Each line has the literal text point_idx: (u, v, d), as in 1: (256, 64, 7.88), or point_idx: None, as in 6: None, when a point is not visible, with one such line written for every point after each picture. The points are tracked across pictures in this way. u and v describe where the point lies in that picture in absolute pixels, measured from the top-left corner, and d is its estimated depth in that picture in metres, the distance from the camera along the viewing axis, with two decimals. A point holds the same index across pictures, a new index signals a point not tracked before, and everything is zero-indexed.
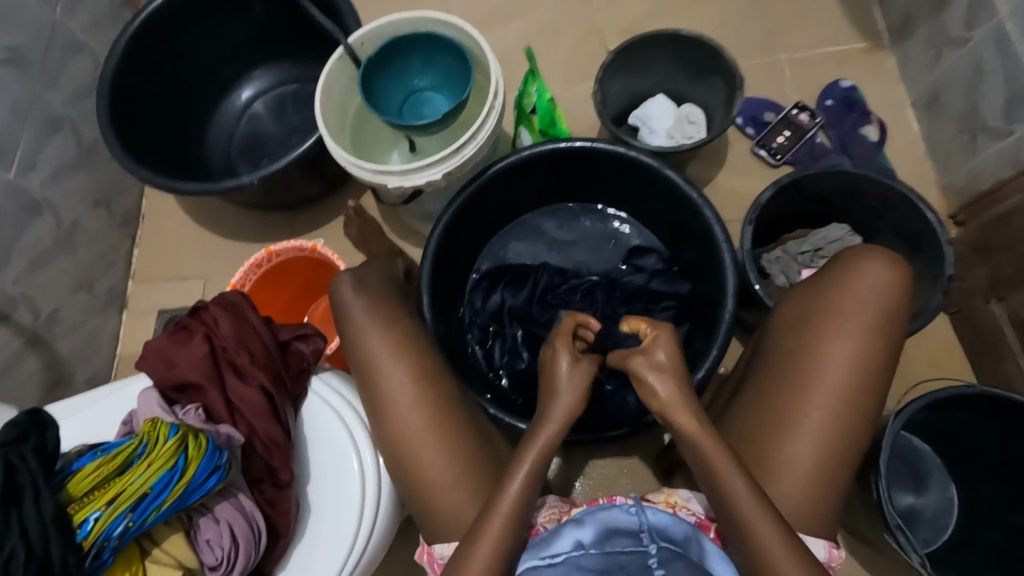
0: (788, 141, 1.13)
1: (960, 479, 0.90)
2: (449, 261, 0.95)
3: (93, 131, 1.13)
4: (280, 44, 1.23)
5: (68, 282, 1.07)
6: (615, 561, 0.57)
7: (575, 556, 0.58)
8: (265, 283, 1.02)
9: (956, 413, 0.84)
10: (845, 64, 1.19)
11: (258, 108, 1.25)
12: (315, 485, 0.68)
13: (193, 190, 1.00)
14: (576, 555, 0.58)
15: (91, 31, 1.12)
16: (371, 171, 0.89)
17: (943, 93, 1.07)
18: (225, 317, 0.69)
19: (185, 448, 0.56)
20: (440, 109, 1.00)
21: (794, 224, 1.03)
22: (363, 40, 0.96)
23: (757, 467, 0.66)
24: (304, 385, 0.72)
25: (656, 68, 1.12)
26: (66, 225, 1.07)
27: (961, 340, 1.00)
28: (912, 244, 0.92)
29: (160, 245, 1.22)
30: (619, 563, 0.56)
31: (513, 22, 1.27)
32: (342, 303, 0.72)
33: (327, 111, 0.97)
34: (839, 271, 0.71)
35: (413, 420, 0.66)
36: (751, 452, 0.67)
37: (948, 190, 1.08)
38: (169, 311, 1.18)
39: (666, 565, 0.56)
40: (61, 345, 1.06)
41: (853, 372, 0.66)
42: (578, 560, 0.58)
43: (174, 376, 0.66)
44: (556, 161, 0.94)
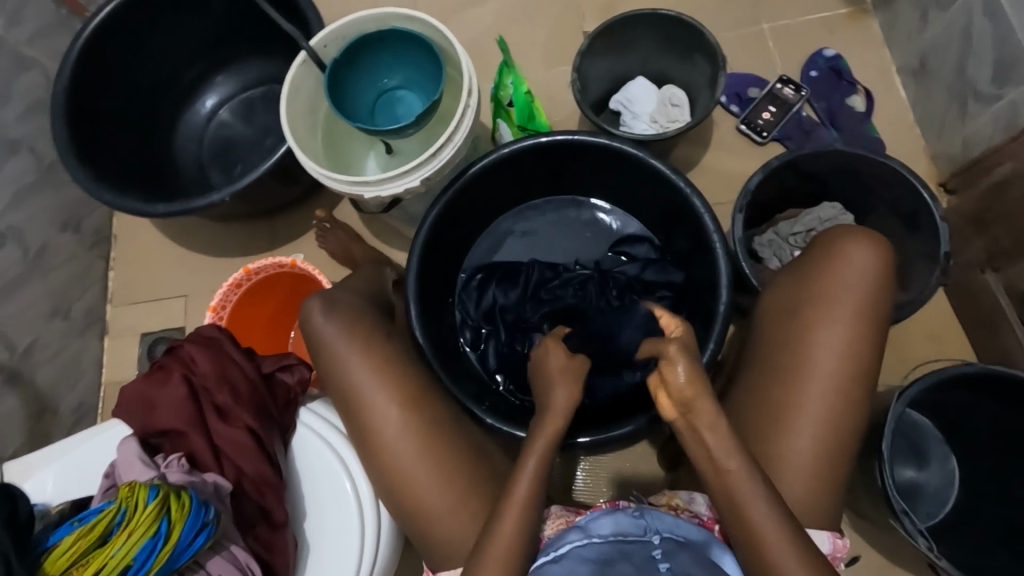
0: (775, 117, 1.10)
1: (959, 453, 0.91)
2: (433, 266, 0.91)
3: (51, 150, 1.07)
4: (242, 46, 1.17)
5: (41, 311, 1.03)
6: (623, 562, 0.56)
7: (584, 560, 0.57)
8: (247, 301, 0.98)
9: (956, 390, 0.84)
10: (829, 32, 1.16)
11: (225, 115, 1.19)
12: (311, 520, 0.68)
13: (162, 210, 0.95)
14: (585, 558, 0.57)
15: (39, 43, 1.06)
16: (347, 182, 0.86)
17: (930, 58, 1.04)
18: (202, 354, 0.69)
19: (167, 511, 0.55)
20: (415, 108, 0.96)
21: (785, 204, 1.01)
22: (327, 42, 0.92)
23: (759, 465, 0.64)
24: (292, 417, 0.71)
25: (636, 49, 1.08)
26: (33, 252, 1.03)
27: (956, 311, 1.00)
28: (905, 219, 0.90)
29: (135, 264, 1.18)
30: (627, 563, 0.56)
31: (485, 6, 1.22)
32: (315, 330, 0.70)
33: (296, 119, 0.92)
34: (821, 256, 0.68)
35: (406, 445, 0.64)
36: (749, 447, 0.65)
37: (938, 158, 1.07)
38: (151, 333, 1.14)
39: (671, 558, 0.56)
40: (40, 377, 1.02)
41: (846, 358, 0.64)
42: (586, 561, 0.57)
43: (155, 422, 0.66)
44: (538, 156, 0.91)
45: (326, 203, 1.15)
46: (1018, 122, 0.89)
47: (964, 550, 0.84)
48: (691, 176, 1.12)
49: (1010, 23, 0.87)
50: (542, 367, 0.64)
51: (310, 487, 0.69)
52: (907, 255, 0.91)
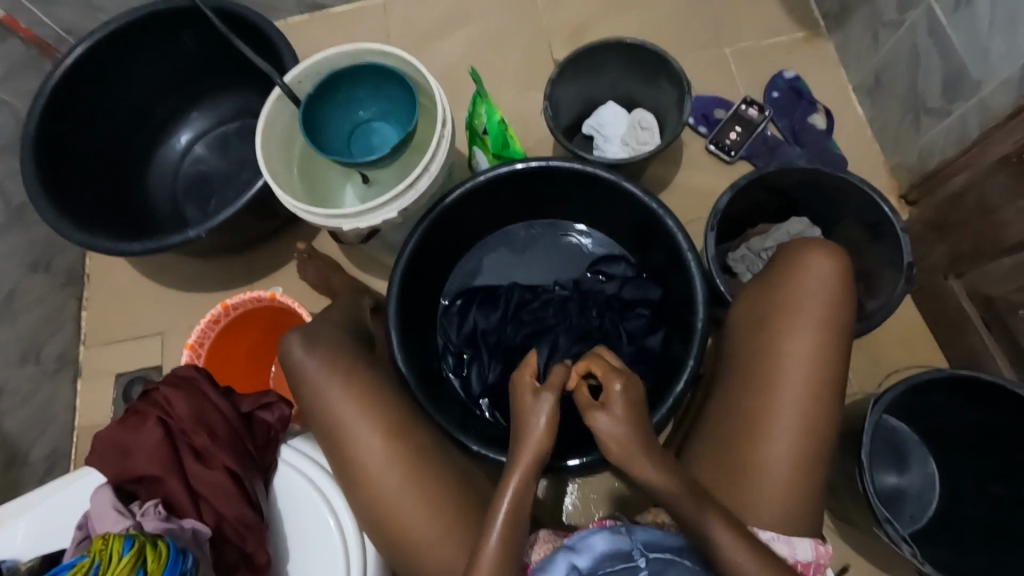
0: (741, 136, 1.14)
1: (938, 455, 0.93)
2: (414, 294, 0.92)
3: (20, 191, 1.06)
4: (217, 82, 1.17)
5: (10, 356, 1.01)
6: None
7: None
8: (225, 336, 0.97)
9: (930, 394, 0.86)
10: (788, 54, 1.21)
11: (200, 150, 1.19)
12: (295, 560, 0.66)
13: (136, 249, 0.94)
14: None
15: (8, 85, 1.05)
16: (324, 215, 0.86)
17: (883, 76, 1.10)
18: (179, 397, 0.68)
19: (143, 563, 0.53)
20: (390, 139, 0.97)
21: (755, 219, 1.04)
22: (301, 77, 0.93)
23: (738, 475, 0.64)
24: (273, 455, 0.70)
25: (605, 76, 1.11)
26: (2, 295, 1.01)
27: (925, 317, 1.03)
28: (869, 230, 0.93)
29: (110, 303, 1.16)
30: None
31: (457, 38, 1.25)
32: (297, 364, 0.69)
33: (272, 154, 0.93)
34: (784, 267, 0.70)
35: (390, 478, 0.63)
36: (728, 459, 0.65)
37: (898, 170, 1.11)
38: (126, 372, 1.11)
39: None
40: (9, 424, 0.99)
41: (814, 365, 0.65)
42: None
43: (129, 469, 0.64)
44: (514, 182, 0.92)
45: (305, 234, 1.15)
46: (968, 135, 0.93)
47: (947, 553, 0.85)
48: (664, 195, 1.14)
49: (952, 43, 0.92)
50: (513, 391, 0.64)
51: (292, 523, 0.67)
52: (873, 264, 0.94)
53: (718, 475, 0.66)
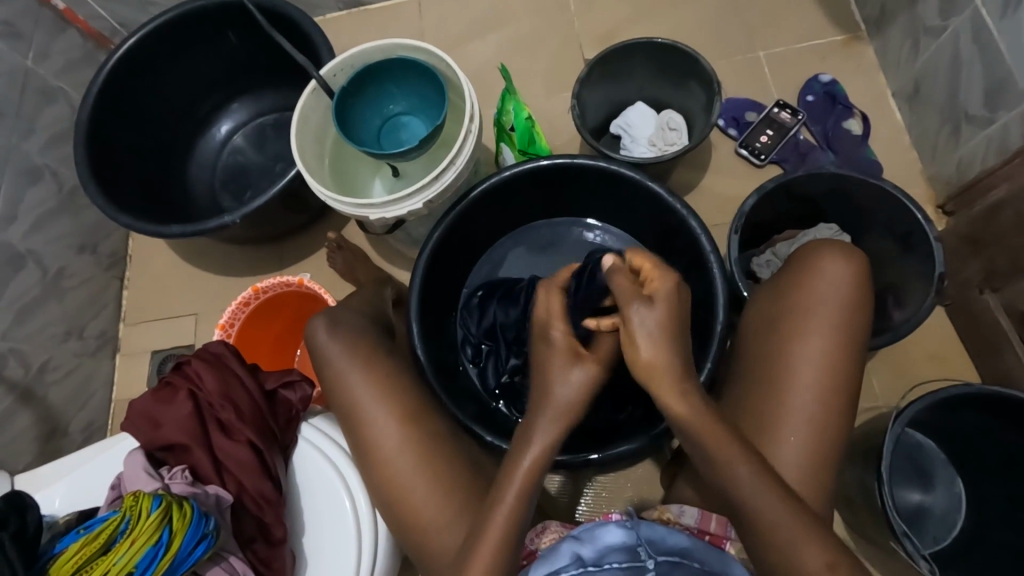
0: (772, 141, 1.12)
1: (965, 475, 0.90)
2: (437, 285, 0.94)
3: (72, 176, 1.12)
4: (256, 76, 1.22)
5: (56, 330, 1.07)
6: None
7: None
8: (254, 319, 1.00)
9: (959, 411, 0.83)
10: (824, 59, 1.19)
11: (238, 141, 1.24)
12: (310, 535, 0.68)
13: (175, 232, 0.98)
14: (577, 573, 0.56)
15: (65, 75, 1.12)
16: (352, 205, 0.89)
17: (924, 83, 1.06)
18: (209, 371, 0.71)
19: (169, 521, 0.56)
20: (418, 133, 0.99)
21: (781, 226, 1.02)
22: (335, 71, 0.96)
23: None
24: (293, 434, 0.72)
25: (634, 77, 1.11)
26: (51, 274, 1.07)
27: (958, 332, 1.00)
28: (901, 240, 0.91)
29: (149, 285, 1.21)
30: None
31: (489, 37, 1.26)
32: (320, 346, 0.72)
33: (304, 146, 0.96)
34: (797, 271, 0.70)
35: (402, 460, 0.65)
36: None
37: (935, 180, 1.08)
38: (162, 351, 1.16)
39: None
40: (53, 395, 1.05)
41: (825, 370, 0.64)
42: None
43: (159, 437, 0.68)
44: (538, 180, 0.94)
45: (335, 225, 1.18)
46: (1011, 145, 0.90)
47: None
48: (690, 198, 1.13)
49: (998, 49, 0.89)
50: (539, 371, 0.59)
51: (308, 500, 0.70)
52: (904, 274, 0.91)
53: None
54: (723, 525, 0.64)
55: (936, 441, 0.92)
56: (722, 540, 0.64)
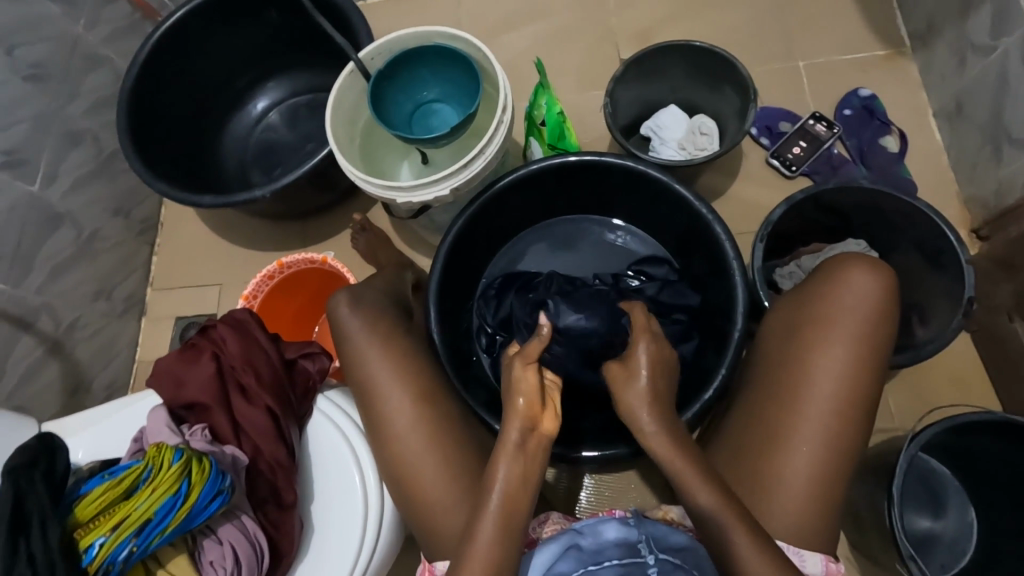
0: (805, 152, 1.10)
1: (978, 504, 0.88)
2: (457, 274, 0.95)
3: (113, 142, 1.16)
4: (294, 55, 1.24)
5: (88, 289, 1.10)
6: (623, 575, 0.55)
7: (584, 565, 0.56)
8: (277, 293, 1.03)
9: (975, 438, 0.81)
10: (865, 72, 1.16)
11: (273, 118, 1.26)
12: (319, 503, 0.70)
13: (206, 202, 1.01)
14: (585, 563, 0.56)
15: (112, 43, 1.15)
16: (380, 186, 0.90)
17: (967, 103, 1.04)
18: (234, 337, 0.73)
19: (188, 473, 0.58)
20: (450, 120, 1.00)
21: (808, 238, 1.00)
22: (373, 55, 0.97)
23: (752, 483, 0.63)
24: (310, 404, 0.74)
25: (669, 79, 1.11)
26: (86, 234, 1.10)
27: (983, 359, 0.97)
28: (931, 261, 0.89)
29: (177, 252, 1.24)
30: None
31: (526, 30, 1.27)
32: (341, 321, 0.74)
33: (338, 125, 0.98)
34: (821, 281, 0.69)
35: (413, 438, 0.67)
36: (746, 465, 0.65)
37: (972, 202, 1.05)
38: (185, 317, 1.20)
39: None
40: (80, 351, 1.08)
41: (844, 382, 0.63)
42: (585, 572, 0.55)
43: (182, 396, 0.70)
44: (565, 175, 0.94)
45: (361, 207, 1.20)
46: None
47: None
48: (716, 204, 1.12)
49: None
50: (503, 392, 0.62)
51: (318, 470, 0.71)
52: (932, 294, 0.90)
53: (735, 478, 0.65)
54: None
55: (953, 469, 0.90)
56: None
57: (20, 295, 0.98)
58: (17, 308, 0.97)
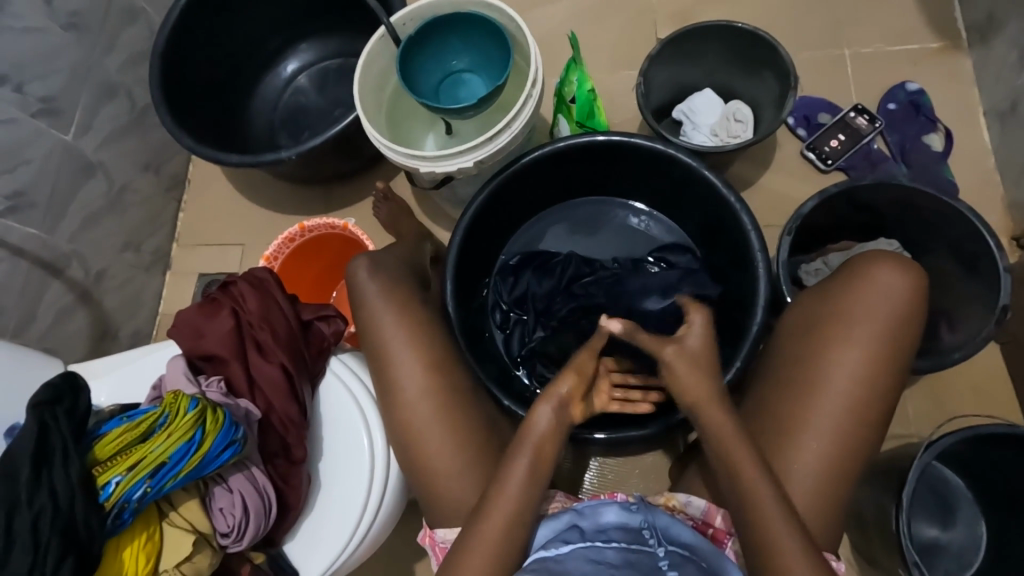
0: (842, 146, 1.06)
1: (989, 517, 0.86)
2: (475, 249, 0.95)
3: (145, 96, 1.17)
4: (326, 18, 1.23)
5: (117, 241, 1.13)
6: (625, 557, 0.56)
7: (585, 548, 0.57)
8: (297, 256, 1.04)
9: (994, 450, 0.79)
10: (914, 65, 1.11)
11: (302, 81, 1.26)
12: (326, 462, 0.71)
13: (232, 161, 1.02)
14: (586, 547, 0.57)
15: None
16: (404, 155, 0.89)
17: (1022, 103, 0.99)
18: (252, 294, 0.74)
19: (203, 422, 0.60)
20: (478, 92, 0.99)
21: (838, 235, 0.97)
22: (404, 20, 0.96)
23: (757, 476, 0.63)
24: (323, 364, 0.75)
25: (706, 61, 1.07)
26: (117, 187, 1.12)
27: (1011, 371, 0.94)
28: (967, 267, 0.86)
29: (203, 210, 1.26)
30: (629, 560, 0.56)
31: (562, 4, 1.23)
32: (358, 285, 0.74)
33: (365, 90, 0.97)
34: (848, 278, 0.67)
35: (422, 405, 0.67)
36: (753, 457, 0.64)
37: (1016, 209, 1.01)
38: (208, 275, 1.22)
39: (677, 567, 0.56)
40: (108, 300, 1.11)
41: (861, 381, 0.62)
42: (589, 551, 0.57)
43: (200, 347, 0.72)
44: (592, 154, 0.92)
45: (384, 175, 1.20)
46: None
47: None
48: (745, 194, 1.09)
49: None
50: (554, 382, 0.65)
51: (327, 430, 0.72)
52: (962, 301, 0.87)
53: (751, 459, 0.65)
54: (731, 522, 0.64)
55: (965, 479, 0.88)
56: (726, 537, 0.64)
57: (53, 242, 1.00)
58: (50, 254, 1.00)
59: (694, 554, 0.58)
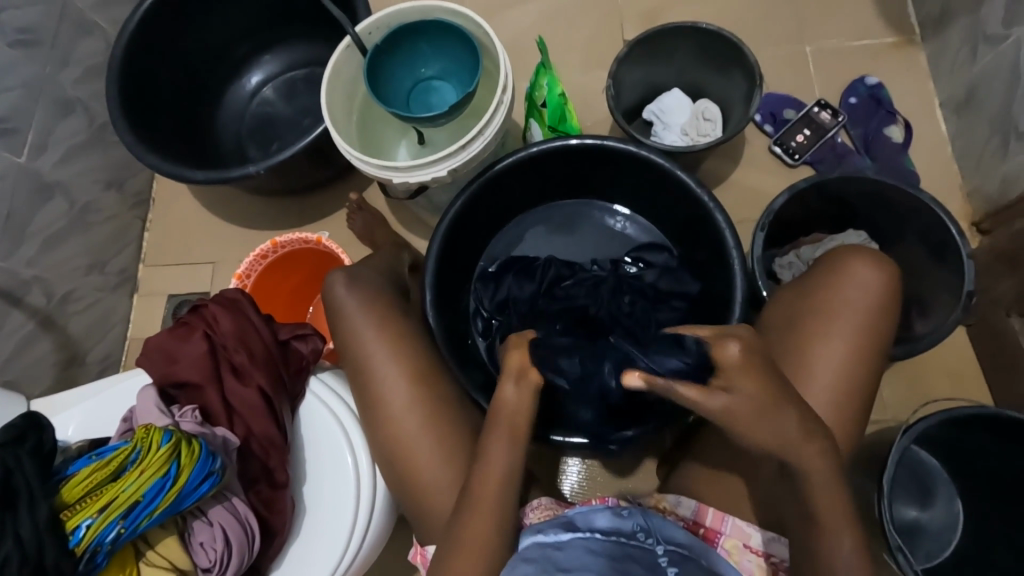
0: (808, 140, 1.09)
1: (965, 495, 0.89)
2: (454, 257, 0.94)
3: (104, 113, 1.12)
4: (291, 27, 1.20)
5: (80, 264, 1.08)
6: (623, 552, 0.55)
7: (584, 540, 0.56)
8: (271, 272, 1.01)
9: (967, 432, 0.82)
10: (873, 59, 1.14)
11: (268, 92, 1.23)
12: (311, 485, 0.70)
13: (199, 178, 0.99)
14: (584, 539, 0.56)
15: (101, 9, 1.11)
16: (378, 165, 0.88)
17: (975, 93, 1.02)
18: (225, 315, 0.72)
19: (177, 455, 0.58)
20: (449, 99, 0.98)
21: (809, 228, 0.99)
22: (371, 28, 0.94)
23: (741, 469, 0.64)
24: (303, 384, 0.73)
25: (673, 61, 1.08)
26: (77, 208, 1.08)
27: (978, 352, 0.98)
28: (933, 254, 0.89)
29: (170, 228, 1.22)
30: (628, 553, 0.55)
31: (529, 8, 1.23)
32: (336, 302, 0.73)
33: (334, 101, 0.95)
34: (824, 274, 0.68)
35: (408, 421, 0.66)
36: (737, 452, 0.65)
37: (975, 195, 1.04)
38: (179, 294, 1.18)
39: (678, 564, 0.55)
40: (72, 326, 1.07)
41: (841, 375, 0.63)
42: (587, 541, 0.56)
43: (173, 374, 0.69)
44: (566, 158, 0.92)
45: (357, 185, 1.18)
46: None
47: None
48: (718, 190, 1.11)
49: None
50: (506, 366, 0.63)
51: (311, 452, 0.71)
52: (931, 287, 0.89)
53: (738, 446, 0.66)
54: (719, 518, 0.63)
55: (940, 459, 0.91)
56: (718, 536, 0.63)
57: (10, 268, 0.96)
58: (7, 281, 0.95)
59: (693, 555, 0.57)
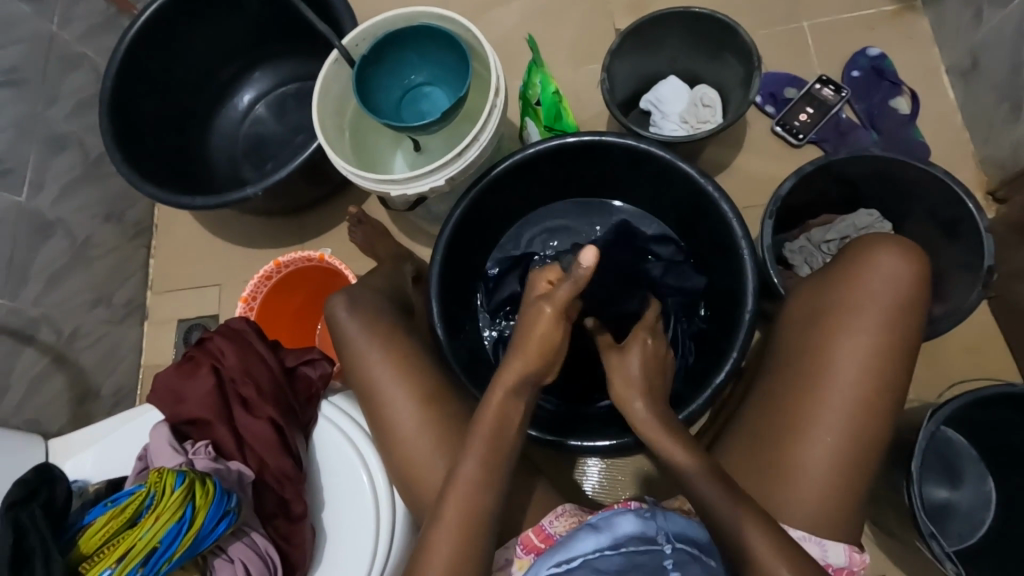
0: (812, 118, 1.06)
1: (996, 475, 0.87)
2: (457, 265, 0.92)
3: (98, 145, 1.13)
4: (278, 43, 1.19)
5: (86, 297, 1.09)
6: (633, 562, 0.54)
7: (593, 559, 0.55)
8: (276, 292, 1.01)
9: (994, 410, 0.80)
10: (873, 30, 1.11)
11: (260, 110, 1.22)
12: (330, 511, 0.69)
13: (197, 204, 0.98)
14: (594, 558, 0.55)
15: (87, 41, 1.11)
16: (374, 180, 0.87)
17: (982, 58, 0.99)
18: (231, 348, 0.71)
19: (192, 498, 0.57)
20: (440, 104, 0.96)
21: (817, 210, 0.97)
22: (357, 41, 0.93)
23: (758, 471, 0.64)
24: (313, 411, 0.73)
25: (667, 48, 1.05)
26: (79, 241, 1.08)
27: (1001, 326, 0.95)
28: (947, 230, 0.86)
29: (173, 255, 1.23)
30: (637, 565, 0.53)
31: (517, 4, 1.21)
32: (340, 324, 0.72)
33: (326, 118, 0.94)
34: (847, 266, 0.66)
35: (424, 444, 0.65)
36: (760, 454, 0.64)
37: (988, 164, 1.01)
38: (187, 320, 1.18)
39: (684, 567, 0.54)
40: (85, 359, 1.08)
41: (868, 369, 0.62)
42: (595, 561, 0.55)
43: (184, 411, 0.69)
44: (564, 158, 0.90)
45: (355, 199, 1.17)
46: None
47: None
48: (720, 178, 1.09)
49: None
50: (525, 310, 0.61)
51: (327, 480, 0.70)
52: (949, 265, 0.87)
53: (766, 446, 0.64)
54: None
55: (965, 436, 0.89)
56: None
57: (18, 308, 0.97)
58: (15, 321, 0.96)
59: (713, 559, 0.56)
